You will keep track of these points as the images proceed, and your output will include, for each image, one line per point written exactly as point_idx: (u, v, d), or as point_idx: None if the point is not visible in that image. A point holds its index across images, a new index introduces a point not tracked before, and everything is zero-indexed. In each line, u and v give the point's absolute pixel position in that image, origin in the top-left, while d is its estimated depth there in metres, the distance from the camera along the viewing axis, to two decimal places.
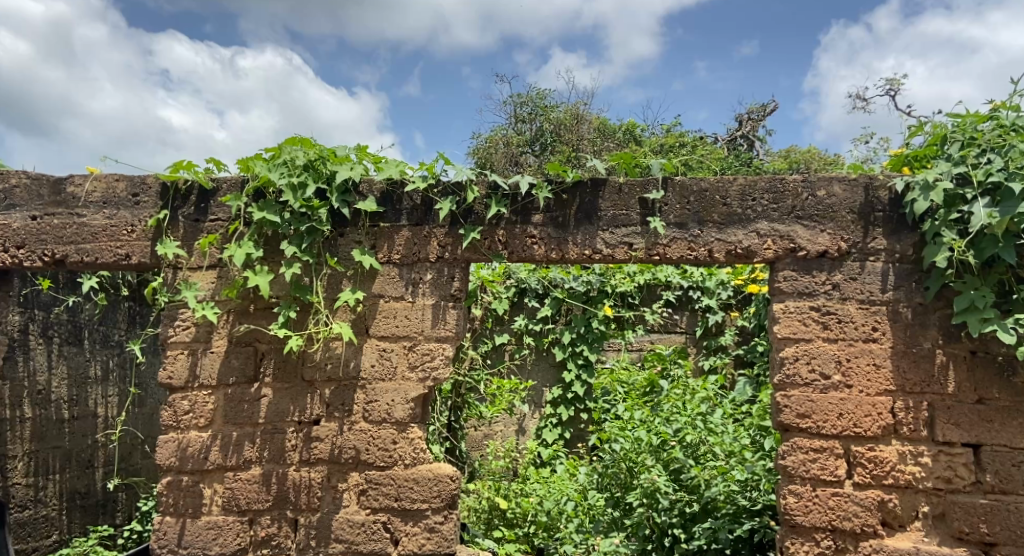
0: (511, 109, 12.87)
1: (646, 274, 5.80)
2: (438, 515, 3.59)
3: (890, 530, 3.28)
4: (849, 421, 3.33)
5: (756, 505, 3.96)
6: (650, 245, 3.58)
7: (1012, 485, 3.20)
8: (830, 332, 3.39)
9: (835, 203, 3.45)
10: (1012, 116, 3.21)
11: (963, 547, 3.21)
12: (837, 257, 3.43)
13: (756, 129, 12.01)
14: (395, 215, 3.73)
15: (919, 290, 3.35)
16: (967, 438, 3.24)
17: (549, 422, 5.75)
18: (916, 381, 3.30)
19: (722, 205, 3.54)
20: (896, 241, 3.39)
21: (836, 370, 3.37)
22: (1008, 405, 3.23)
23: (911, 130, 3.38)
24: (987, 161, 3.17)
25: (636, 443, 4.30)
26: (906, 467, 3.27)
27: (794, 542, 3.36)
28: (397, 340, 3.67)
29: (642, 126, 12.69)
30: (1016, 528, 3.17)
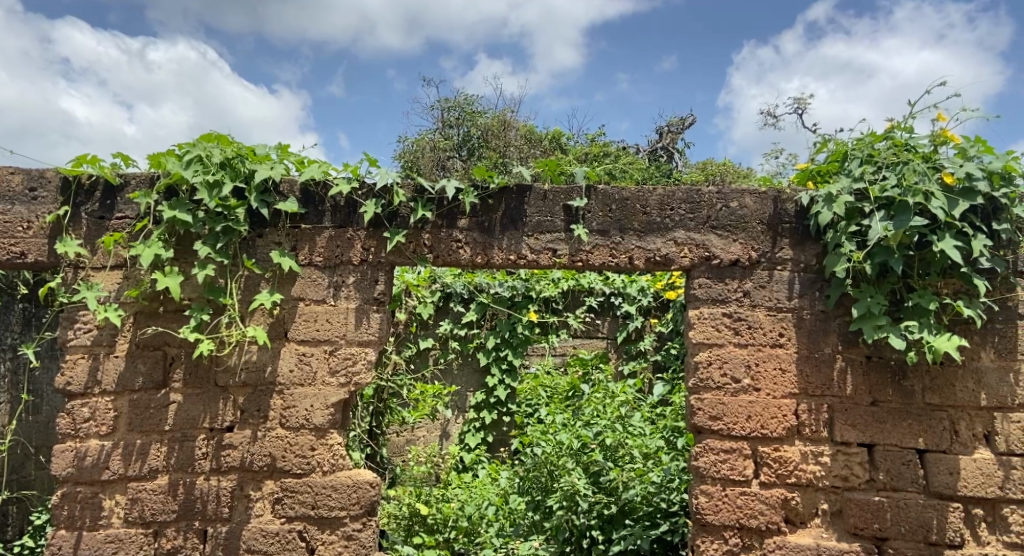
0: (439, 113, 12.91)
1: (570, 281, 5.90)
2: (356, 522, 3.55)
3: (792, 526, 3.42)
4: (756, 422, 3.46)
5: (673, 506, 4.08)
6: (573, 251, 3.64)
7: (903, 482, 3.38)
8: (741, 338, 3.52)
9: (746, 214, 3.59)
10: (906, 136, 3.39)
11: (859, 542, 3.38)
12: (747, 265, 3.57)
13: (676, 141, 12.36)
14: (317, 216, 3.69)
15: (821, 298, 3.51)
16: (862, 439, 3.41)
17: (472, 427, 5.78)
18: (818, 384, 3.46)
19: (642, 214, 3.63)
20: (802, 251, 3.55)
21: (745, 374, 3.50)
22: (900, 407, 3.42)
23: (816, 147, 3.55)
24: (883, 178, 3.36)
25: (557, 447, 4.39)
26: (807, 466, 3.42)
27: (704, 540, 3.47)
28: (317, 344, 3.63)
29: (568, 135, 12.89)
30: (906, 523, 3.35)
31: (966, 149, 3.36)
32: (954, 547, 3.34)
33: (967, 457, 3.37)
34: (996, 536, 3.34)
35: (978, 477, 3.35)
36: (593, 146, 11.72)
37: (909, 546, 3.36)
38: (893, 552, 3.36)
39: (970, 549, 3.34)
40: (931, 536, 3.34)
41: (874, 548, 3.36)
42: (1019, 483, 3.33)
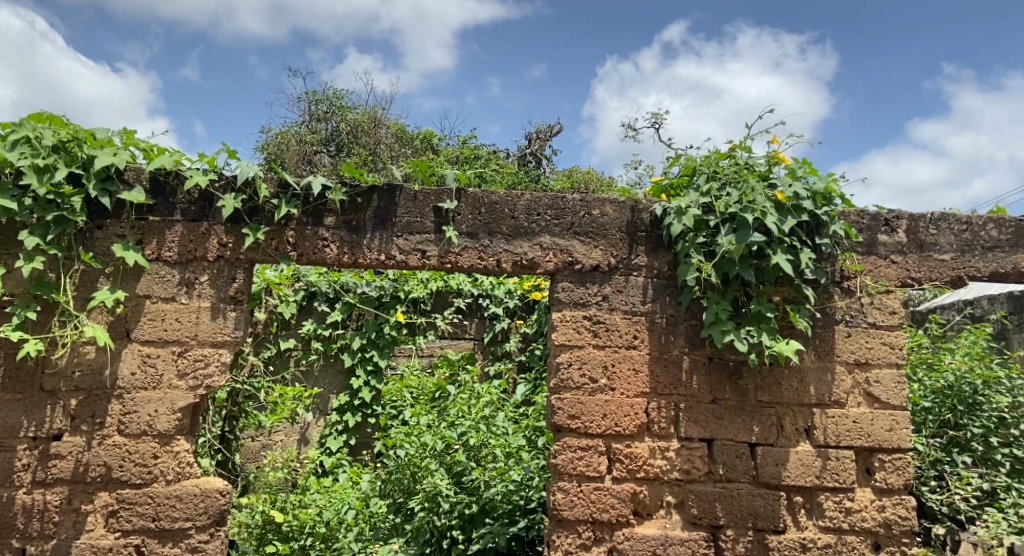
0: (305, 105, 12.57)
1: (439, 281, 5.86)
2: (203, 533, 3.37)
3: (639, 518, 3.55)
4: (611, 421, 3.57)
5: (531, 503, 4.15)
6: (442, 252, 3.63)
7: (736, 473, 3.59)
8: (599, 339, 3.63)
9: (606, 221, 3.71)
10: (746, 156, 3.63)
11: (698, 531, 3.55)
12: (606, 270, 3.68)
13: (544, 147, 12.60)
14: (167, 208, 3.49)
15: (673, 303, 3.68)
16: (703, 434, 3.60)
17: (334, 430, 5.62)
18: (666, 383, 3.62)
19: (510, 218, 3.67)
20: (655, 258, 3.70)
21: (602, 374, 3.61)
22: (735, 404, 3.63)
23: (668, 161, 3.73)
24: (727, 194, 3.57)
25: (422, 448, 4.37)
26: (655, 461, 3.57)
27: (560, 535, 3.54)
28: (163, 345, 3.42)
29: (439, 136, 12.87)
30: (739, 511, 3.56)
31: (795, 170, 3.63)
32: (778, 533, 3.57)
33: (790, 449, 3.62)
34: (813, 521, 3.60)
35: (799, 467, 3.60)
36: (464, 148, 11.76)
37: (740, 534, 3.56)
38: (728, 539, 3.54)
39: (791, 534, 3.57)
40: (759, 523, 3.55)
41: (711, 537, 3.54)
42: (833, 472, 3.61)
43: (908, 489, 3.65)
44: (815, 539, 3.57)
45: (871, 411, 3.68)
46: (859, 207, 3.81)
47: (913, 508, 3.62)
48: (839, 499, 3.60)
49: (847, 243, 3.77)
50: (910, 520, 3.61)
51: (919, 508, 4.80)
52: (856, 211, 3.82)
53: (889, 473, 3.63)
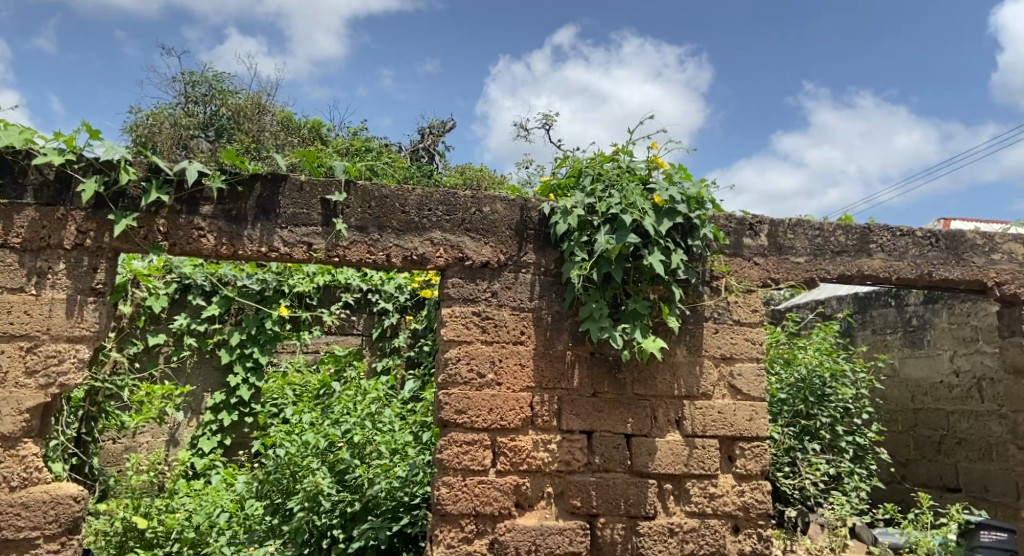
0: (182, 87, 11.97)
1: (326, 276, 5.70)
2: (52, 543, 3.12)
3: (521, 510, 3.56)
4: (496, 415, 3.56)
5: (415, 499, 4.08)
6: (330, 246, 3.49)
7: (613, 463, 3.66)
8: (487, 336, 3.60)
9: (497, 218, 3.69)
10: (627, 160, 3.73)
11: (575, 520, 3.59)
12: (496, 267, 3.66)
13: (437, 143, 12.52)
14: (16, 190, 3.23)
15: (558, 300, 3.71)
16: (583, 426, 3.64)
17: (207, 430, 5.37)
18: (550, 378, 3.64)
19: (399, 212, 3.58)
20: (543, 255, 3.72)
21: (490, 369, 3.58)
22: (614, 397, 3.70)
23: (555, 161, 3.77)
24: (609, 196, 3.64)
25: (302, 447, 4.23)
26: (537, 453, 3.58)
27: (442, 530, 3.49)
28: (10, 339, 3.14)
29: (327, 127, 12.57)
30: (614, 500, 3.62)
31: (671, 175, 3.75)
32: (649, 519, 3.66)
33: (662, 439, 3.73)
34: (680, 507, 3.72)
35: (669, 456, 3.71)
36: (354, 141, 11.52)
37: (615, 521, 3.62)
38: (603, 527, 3.60)
39: (660, 519, 3.67)
40: (631, 510, 3.63)
41: (588, 525, 3.59)
42: (699, 459, 3.74)
43: (764, 475, 3.84)
44: (682, 524, 3.68)
45: (733, 401, 3.85)
46: (727, 212, 4.00)
47: (767, 491, 3.80)
48: (703, 485, 3.74)
49: (715, 245, 3.95)
50: (764, 503, 3.79)
51: (773, 492, 5.36)
52: (725, 215, 4.01)
53: (747, 459, 3.81)
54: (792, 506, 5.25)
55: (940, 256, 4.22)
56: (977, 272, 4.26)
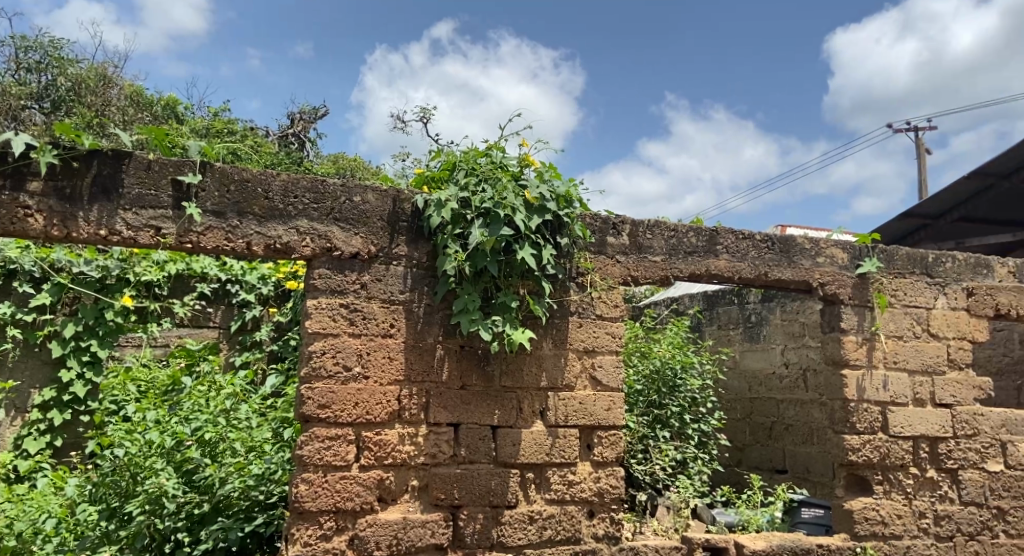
0: (11, 51, 11.02)
1: (179, 264, 5.52)
2: None
3: (384, 504, 3.65)
4: (363, 409, 3.62)
5: (271, 498, 4.03)
6: (181, 231, 3.44)
7: (478, 454, 3.82)
8: (355, 328, 3.66)
9: (368, 210, 3.75)
10: (500, 156, 3.93)
11: (439, 511, 3.72)
12: (366, 258, 3.72)
13: (308, 130, 12.26)
14: None
15: (429, 292, 3.82)
16: (451, 418, 3.78)
17: (33, 431, 5.04)
18: (420, 371, 3.75)
19: (263, 199, 3.57)
20: (415, 249, 3.82)
21: (357, 362, 3.64)
22: (482, 389, 3.87)
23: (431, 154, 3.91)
24: (483, 190, 3.82)
25: (144, 447, 4.13)
26: (403, 447, 3.69)
27: (300, 528, 3.50)
28: None
29: (185, 106, 12.02)
30: (477, 491, 3.79)
31: (542, 173, 3.98)
32: (510, 507, 3.85)
33: (526, 429, 3.94)
34: (540, 495, 3.94)
35: (532, 446, 3.93)
36: (215, 121, 11.03)
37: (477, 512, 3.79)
38: (466, 517, 3.76)
39: (521, 508, 3.88)
40: (494, 500, 3.81)
41: (450, 516, 3.74)
42: (560, 448, 3.99)
43: (618, 462, 4.15)
44: (542, 511, 3.91)
45: (594, 392, 4.13)
46: (594, 211, 4.27)
47: (621, 477, 4.12)
48: (563, 473, 3.98)
49: (583, 242, 4.19)
50: (618, 488, 4.09)
51: (627, 478, 5.72)
52: (591, 214, 4.27)
53: (605, 447, 4.09)
54: (642, 490, 5.62)
55: (774, 258, 4.71)
56: (805, 274, 4.78)
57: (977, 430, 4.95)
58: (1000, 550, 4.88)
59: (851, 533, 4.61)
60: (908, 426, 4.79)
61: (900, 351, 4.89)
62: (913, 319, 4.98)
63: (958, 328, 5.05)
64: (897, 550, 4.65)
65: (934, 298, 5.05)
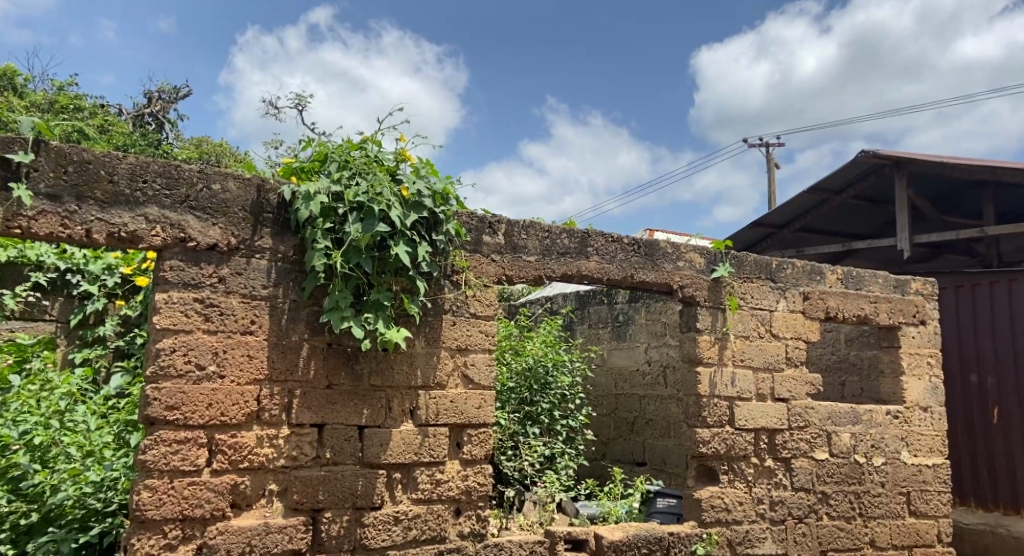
0: None
1: (10, 250, 4.93)
2: None
3: (237, 510, 3.47)
4: (217, 410, 3.42)
5: (110, 506, 3.72)
6: (8, 216, 3.15)
7: (342, 456, 3.70)
8: (211, 324, 3.45)
9: (228, 199, 3.55)
10: (375, 150, 3.85)
11: (298, 516, 3.58)
12: (225, 250, 3.52)
13: (167, 110, 11.56)
14: None
15: (296, 288, 3.66)
16: (315, 419, 3.64)
17: None
18: (282, 370, 3.59)
19: (107, 182, 3.32)
20: (280, 242, 3.65)
21: (211, 361, 3.44)
22: (349, 388, 3.75)
23: (301, 144, 3.77)
24: (356, 183, 3.72)
25: None
26: (261, 450, 3.52)
27: (140, 538, 3.27)
28: None
29: (25, 77, 11.05)
30: (340, 493, 3.67)
31: (418, 169, 3.94)
32: (375, 509, 3.75)
33: (395, 429, 3.85)
34: (407, 495, 3.86)
35: (400, 446, 3.84)
36: (58, 95, 10.21)
37: (339, 515, 3.66)
38: (327, 521, 3.63)
39: (387, 509, 3.78)
40: (358, 501, 3.70)
41: (311, 520, 3.60)
42: (429, 447, 3.92)
43: (487, 459, 4.13)
44: (407, 511, 3.83)
45: (466, 390, 4.09)
46: (470, 209, 4.25)
47: (489, 475, 4.10)
48: (431, 472, 3.93)
49: (458, 240, 4.17)
50: (485, 486, 4.08)
51: (495, 475, 5.69)
52: (468, 212, 4.26)
53: (474, 445, 4.07)
54: (510, 486, 5.63)
55: (639, 261, 4.87)
56: (666, 276, 4.96)
57: (807, 422, 5.26)
58: (824, 531, 5.23)
59: (698, 521, 4.86)
60: (750, 420, 5.07)
61: (745, 349, 5.16)
62: (758, 321, 5.25)
63: (795, 329, 5.37)
64: (738, 535, 4.93)
65: (775, 301, 5.34)
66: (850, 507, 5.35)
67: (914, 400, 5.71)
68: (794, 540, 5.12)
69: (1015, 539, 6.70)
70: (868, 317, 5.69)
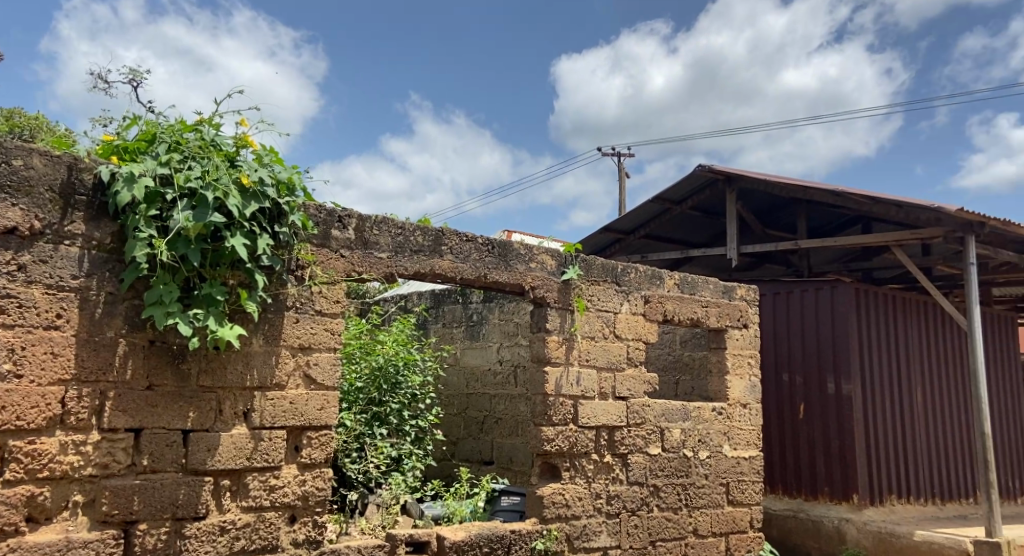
0: None
1: None
2: None
3: (34, 525, 3.11)
4: (11, 414, 3.05)
5: None
6: None
7: (161, 463, 3.42)
8: (7, 318, 3.08)
9: (32, 177, 3.19)
10: (212, 133, 3.60)
11: (108, 529, 3.27)
12: (26, 235, 3.15)
13: None
14: None
15: (113, 279, 3.35)
16: (130, 424, 3.35)
17: None
18: (93, 369, 3.27)
19: None
20: (96, 227, 3.33)
21: (6, 358, 3.06)
22: (173, 390, 3.47)
23: (125, 121, 3.47)
24: (188, 168, 3.45)
25: None
26: (65, 458, 3.19)
27: None
28: None
29: None
30: (158, 504, 3.39)
31: (261, 157, 3.73)
32: (198, 520, 3.49)
33: (225, 433, 3.60)
34: (236, 503, 3.62)
35: (230, 451, 3.60)
36: None
37: (155, 527, 3.38)
38: (141, 534, 3.34)
39: (212, 519, 3.53)
40: (178, 512, 3.43)
41: (122, 534, 3.30)
42: (263, 452, 3.71)
43: (327, 462, 3.96)
44: (235, 520, 3.59)
45: (308, 391, 3.90)
46: (318, 202, 4.09)
47: (328, 478, 3.93)
48: (264, 478, 3.70)
49: (303, 233, 3.97)
50: (324, 490, 3.90)
51: (338, 478, 5.47)
52: (315, 205, 4.09)
53: (313, 448, 3.88)
54: (354, 490, 5.37)
55: (493, 261, 4.85)
56: (518, 277, 4.98)
57: (643, 419, 5.45)
58: (653, 522, 5.43)
59: (539, 517, 4.90)
60: (592, 417, 5.18)
61: (590, 349, 5.26)
62: (603, 322, 5.37)
63: (636, 330, 5.55)
64: (576, 530, 5.02)
65: (619, 303, 5.49)
66: (678, 498, 5.59)
67: (735, 397, 6.07)
68: (627, 532, 5.28)
69: (814, 523, 7.03)
70: (700, 320, 5.98)
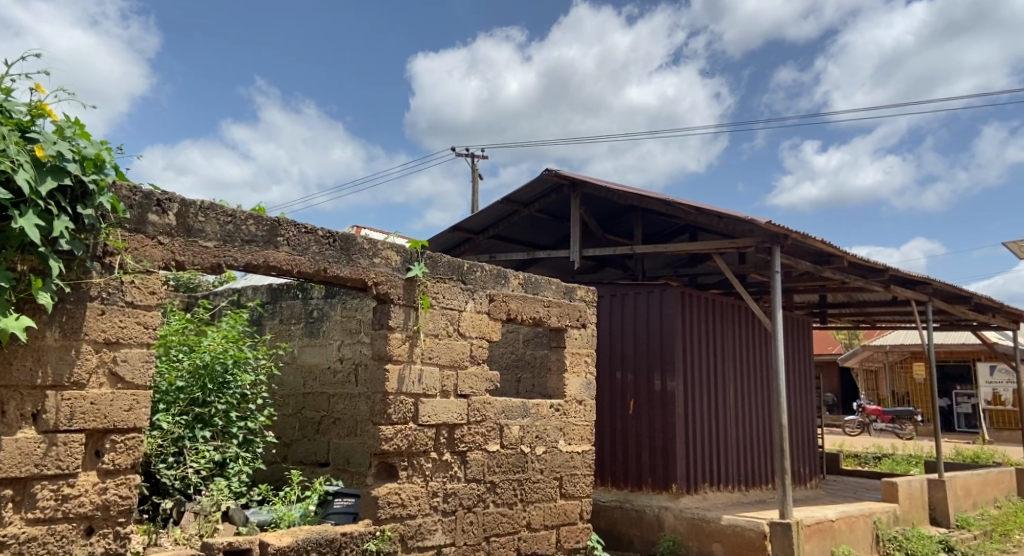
0: None
1: None
2: None
3: None
4: None
5: None
6: None
7: None
8: None
9: None
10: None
11: None
12: None
13: None
14: None
15: None
16: None
17: None
18: None
19: None
20: None
21: None
22: None
23: None
24: None
25: None
26: None
27: None
28: None
29: None
30: None
31: (62, 129, 3.35)
32: None
33: (8, 437, 3.23)
34: (20, 515, 3.24)
35: (15, 458, 3.23)
36: None
37: None
38: None
39: None
40: None
41: None
42: (55, 458, 3.34)
43: (135, 468, 3.61)
44: (17, 535, 3.22)
45: (112, 391, 3.54)
46: (132, 183, 3.75)
47: (136, 486, 3.59)
48: (55, 486, 3.34)
49: (113, 217, 3.63)
50: (129, 499, 3.55)
51: (151, 485, 5.08)
52: (128, 186, 3.74)
53: (118, 453, 3.53)
54: (169, 497, 5.04)
55: (334, 255, 4.65)
56: (361, 273, 4.80)
57: (483, 417, 5.43)
58: (488, 518, 5.42)
59: (373, 518, 4.75)
60: (433, 416, 5.09)
61: (433, 347, 5.17)
62: (447, 320, 5.28)
63: (480, 328, 5.51)
64: (411, 529, 4.91)
65: (464, 302, 5.43)
66: (513, 494, 5.62)
67: (572, 394, 6.18)
68: (462, 530, 5.23)
69: (638, 512, 7.31)
70: (541, 319, 6.03)
